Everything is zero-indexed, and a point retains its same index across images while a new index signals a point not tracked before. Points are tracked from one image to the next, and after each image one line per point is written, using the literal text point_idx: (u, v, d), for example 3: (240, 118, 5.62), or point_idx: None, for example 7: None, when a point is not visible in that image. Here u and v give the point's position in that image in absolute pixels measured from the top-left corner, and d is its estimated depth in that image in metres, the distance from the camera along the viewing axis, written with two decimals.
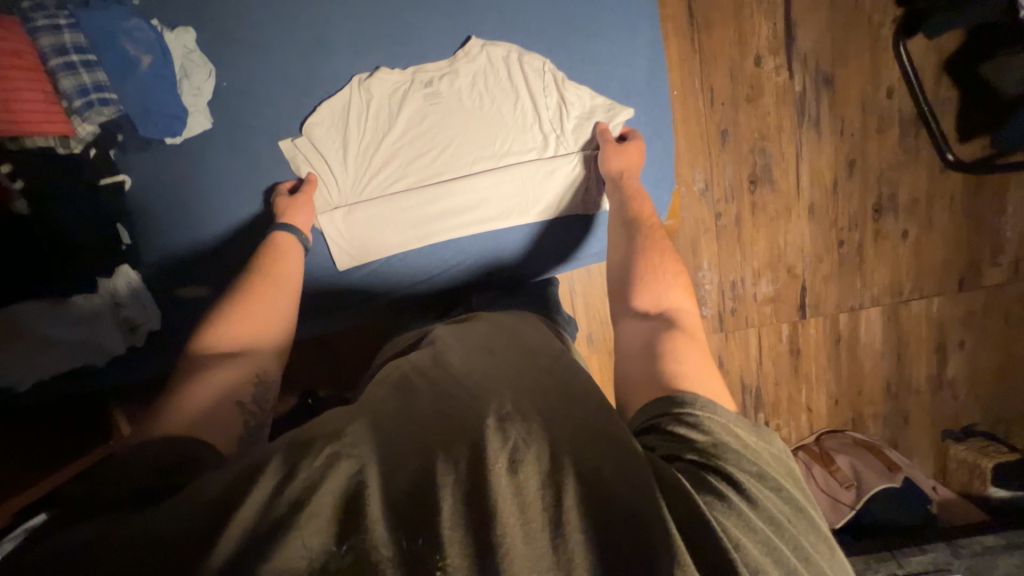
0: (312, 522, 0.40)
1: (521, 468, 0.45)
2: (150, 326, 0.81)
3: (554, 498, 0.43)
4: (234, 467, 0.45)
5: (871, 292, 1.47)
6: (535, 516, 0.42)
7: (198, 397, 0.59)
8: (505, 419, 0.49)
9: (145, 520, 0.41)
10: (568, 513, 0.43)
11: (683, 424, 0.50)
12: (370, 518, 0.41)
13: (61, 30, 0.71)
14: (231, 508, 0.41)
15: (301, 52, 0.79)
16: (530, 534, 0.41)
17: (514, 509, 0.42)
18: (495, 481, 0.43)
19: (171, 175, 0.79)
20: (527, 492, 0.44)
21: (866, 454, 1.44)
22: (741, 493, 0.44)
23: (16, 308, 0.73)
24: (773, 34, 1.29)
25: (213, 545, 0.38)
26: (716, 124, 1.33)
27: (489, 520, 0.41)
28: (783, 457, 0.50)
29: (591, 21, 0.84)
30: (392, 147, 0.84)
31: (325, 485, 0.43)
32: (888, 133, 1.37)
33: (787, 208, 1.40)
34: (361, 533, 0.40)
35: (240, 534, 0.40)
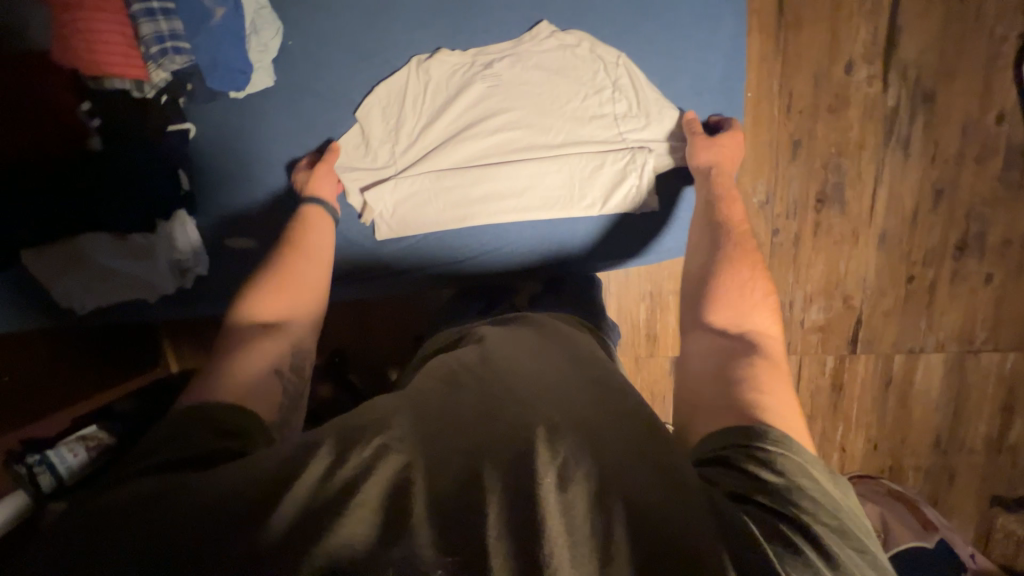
0: (359, 511, 0.41)
1: (569, 486, 0.43)
2: (199, 270, 0.85)
3: (603, 522, 0.41)
4: (288, 443, 0.48)
5: (936, 336, 1.34)
6: (581, 534, 0.41)
7: (238, 362, 0.60)
8: (551, 430, 0.48)
9: (209, 486, 0.43)
10: (615, 539, 0.40)
11: (757, 460, 0.46)
12: (415, 516, 0.42)
13: None
14: (288, 484, 0.43)
15: (367, 16, 0.78)
16: (576, 553, 0.40)
17: (562, 528, 0.40)
18: (544, 496, 0.42)
19: (231, 129, 0.83)
20: (574, 510, 0.42)
21: (901, 507, 1.33)
22: (817, 548, 0.40)
23: (83, 238, 0.77)
24: (871, 39, 1.17)
25: (269, 514, 0.41)
26: (789, 134, 1.23)
27: (536, 535, 0.40)
28: (859, 512, 0.46)
29: (669, 10, 0.78)
30: (450, 129, 0.83)
31: (374, 476, 0.44)
32: (988, 164, 1.22)
33: (855, 234, 1.28)
34: (406, 531, 0.40)
35: (295, 505, 0.42)
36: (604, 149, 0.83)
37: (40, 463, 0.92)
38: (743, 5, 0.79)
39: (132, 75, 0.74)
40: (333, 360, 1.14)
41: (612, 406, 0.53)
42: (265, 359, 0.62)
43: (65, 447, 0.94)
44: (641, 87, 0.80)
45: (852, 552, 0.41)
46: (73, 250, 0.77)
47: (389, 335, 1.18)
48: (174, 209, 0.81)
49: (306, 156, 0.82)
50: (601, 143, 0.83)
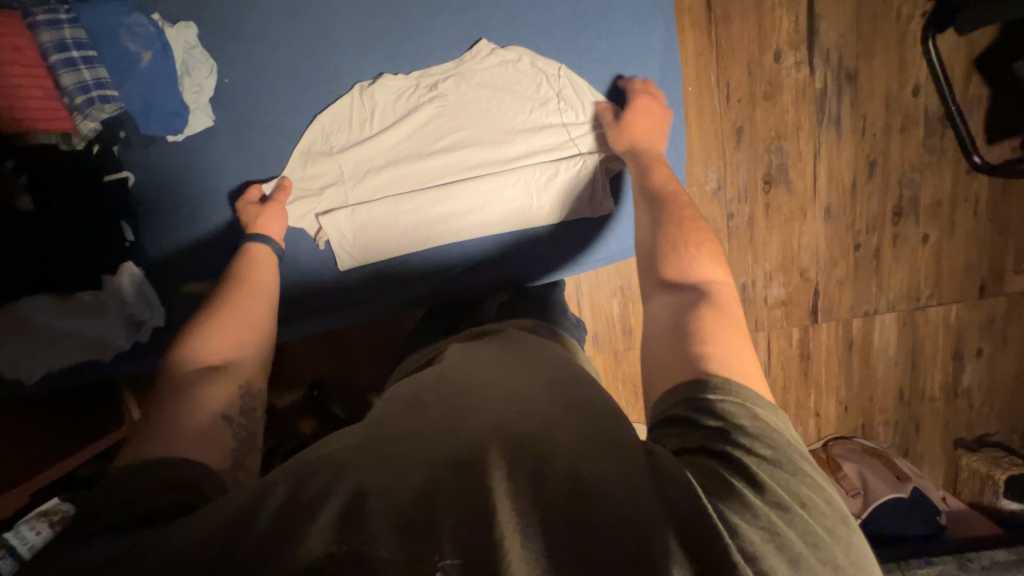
0: (317, 523, 0.40)
1: (520, 476, 0.44)
2: (155, 322, 0.81)
3: (557, 502, 0.42)
4: (246, 488, 0.46)
5: (887, 297, 1.43)
6: (530, 521, 0.41)
7: (187, 414, 0.57)
8: (507, 429, 0.49)
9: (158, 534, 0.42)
10: (566, 515, 0.41)
11: (698, 410, 0.49)
12: (369, 521, 0.40)
13: (61, 25, 0.69)
14: (248, 519, 0.42)
15: (304, 47, 0.77)
16: (529, 537, 0.40)
17: (512, 512, 0.41)
18: (494, 491, 0.43)
19: (174, 173, 0.79)
20: (525, 499, 0.43)
21: (876, 462, 1.41)
22: (750, 485, 0.43)
23: (23, 305, 0.71)
24: (794, 28, 1.24)
25: (226, 549, 0.40)
26: (731, 122, 1.29)
27: (491, 527, 0.40)
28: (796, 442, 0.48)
29: (603, 19, 0.81)
30: (396, 149, 0.82)
31: (330, 494, 0.43)
32: (912, 133, 1.32)
33: (802, 210, 1.36)
34: (362, 535, 0.39)
35: (251, 537, 0.40)
36: (553, 159, 0.84)
37: (1, 547, 0.86)
38: (671, 7, 0.82)
39: (58, 129, 0.71)
40: (312, 394, 1.12)
41: (578, 404, 0.54)
42: (215, 408, 0.59)
43: (25, 525, 0.89)
44: (584, 96, 0.83)
45: (781, 482, 0.44)
46: (14, 317, 0.71)
47: (366, 362, 1.16)
48: (121, 262, 0.78)
49: (251, 191, 0.80)
50: (549, 152, 0.84)
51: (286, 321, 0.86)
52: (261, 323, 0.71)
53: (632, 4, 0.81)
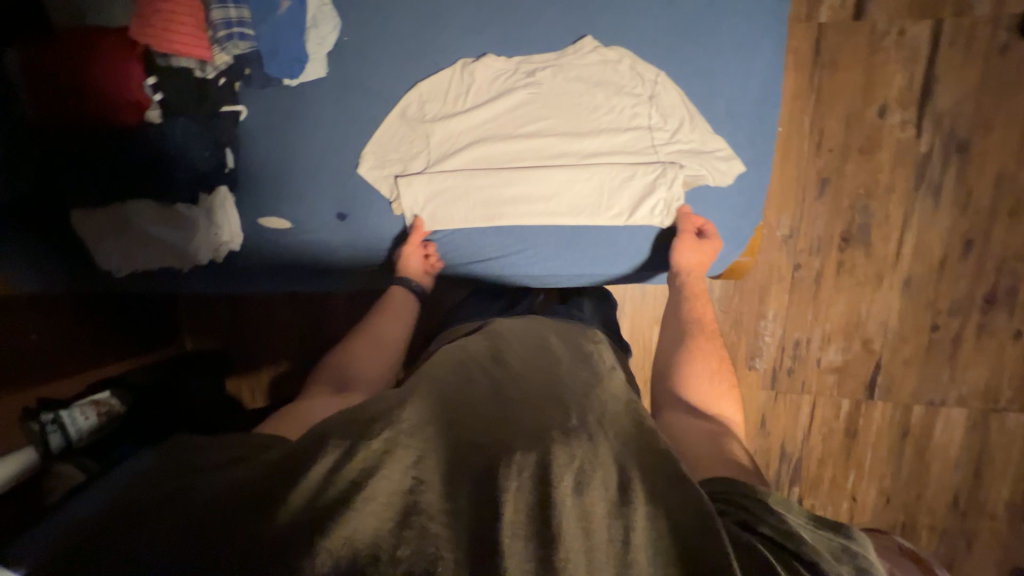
0: (369, 505, 0.45)
1: (585, 490, 0.48)
2: (232, 245, 0.87)
3: (622, 533, 0.46)
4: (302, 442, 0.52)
5: (959, 389, 1.29)
6: (601, 549, 0.45)
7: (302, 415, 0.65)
8: (568, 438, 0.53)
9: (243, 480, 0.48)
10: (635, 552, 0.45)
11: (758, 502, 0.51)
12: (426, 512, 0.46)
13: None
14: (296, 478, 0.46)
15: (420, 21, 0.82)
16: (593, 560, 0.44)
17: (578, 529, 0.45)
18: (560, 498, 0.46)
19: (276, 112, 0.85)
20: (592, 514, 0.47)
21: (912, 566, 1.26)
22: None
23: (133, 206, 0.82)
24: (907, 85, 1.18)
25: (282, 506, 0.44)
26: (817, 171, 1.24)
27: (552, 536, 0.44)
28: (844, 523, 0.51)
29: (710, 36, 0.80)
30: (482, 128, 0.85)
31: (382, 471, 0.47)
32: (1022, 219, 1.20)
33: (879, 277, 1.27)
34: (418, 519, 0.45)
35: (307, 494, 0.45)
36: (634, 165, 0.84)
37: (53, 422, 0.92)
38: (782, 36, 0.80)
39: (197, 56, 0.79)
40: None
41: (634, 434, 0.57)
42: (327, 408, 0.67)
43: (78, 409, 0.95)
44: (677, 106, 0.82)
45: None
46: (120, 216, 0.83)
47: None
48: (216, 185, 0.84)
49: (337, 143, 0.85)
50: (630, 155, 0.84)
51: (347, 269, 0.91)
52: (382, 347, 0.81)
53: (743, 25, 0.80)
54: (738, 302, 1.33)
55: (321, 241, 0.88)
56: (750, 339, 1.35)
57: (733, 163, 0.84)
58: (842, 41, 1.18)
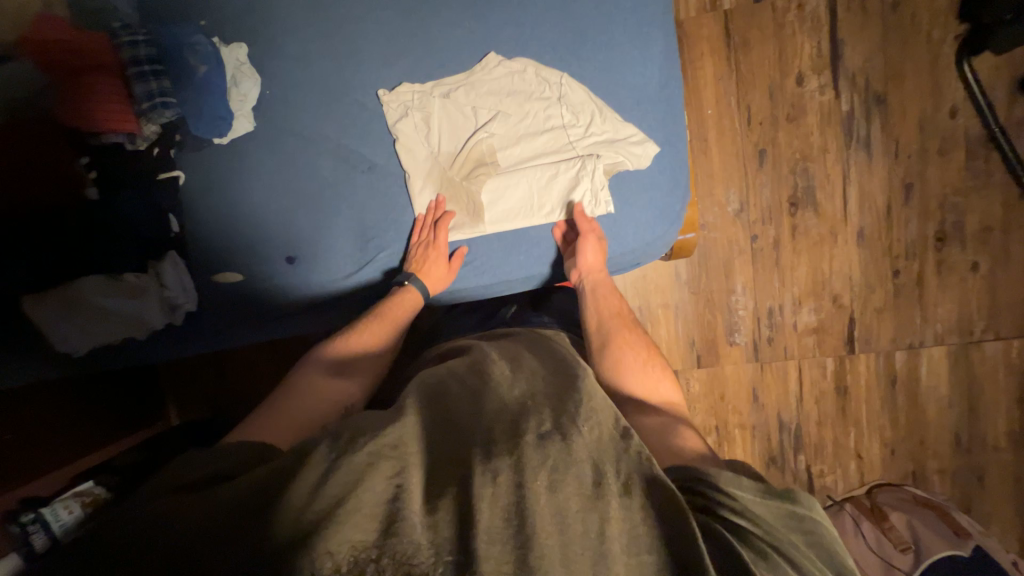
0: (353, 517, 0.47)
1: (559, 489, 0.51)
2: (189, 306, 0.87)
3: (597, 526, 0.50)
4: (292, 458, 0.54)
5: (934, 329, 1.31)
6: (573, 542, 0.49)
7: (296, 407, 0.71)
8: (542, 435, 0.55)
9: (240, 497, 0.50)
10: (609, 544, 0.50)
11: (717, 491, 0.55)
12: (407, 522, 0.48)
13: (138, 44, 0.79)
14: (286, 496, 0.49)
15: (335, 63, 0.86)
16: (567, 556, 0.48)
17: (552, 530, 0.49)
18: (536, 499, 0.50)
19: (207, 172, 0.86)
20: (566, 512, 0.50)
21: (929, 515, 1.25)
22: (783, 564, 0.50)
23: (80, 282, 0.81)
24: (817, 53, 1.25)
25: (270, 526, 0.47)
26: (753, 145, 1.29)
27: (533, 541, 0.48)
28: (791, 489, 0.55)
29: (607, 35, 0.85)
30: (409, 153, 0.88)
31: (366, 484, 0.49)
32: (951, 156, 1.25)
33: (833, 233, 1.31)
34: (399, 533, 0.47)
35: (293, 515, 0.48)
36: (558, 165, 0.87)
37: (34, 522, 0.90)
38: (670, 27, 0.86)
39: (126, 130, 0.81)
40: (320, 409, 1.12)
41: (608, 430, 0.58)
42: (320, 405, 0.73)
43: (61, 504, 0.92)
44: (586, 102, 0.86)
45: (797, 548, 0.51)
46: (67, 294, 0.81)
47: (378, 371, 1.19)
48: (165, 251, 0.86)
49: (272, 191, 0.87)
50: (551, 155, 0.88)
51: (303, 313, 0.91)
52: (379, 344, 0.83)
53: (634, 19, 0.85)
54: (706, 281, 1.35)
55: (274, 288, 0.89)
56: (725, 315, 1.37)
57: (651, 145, 0.87)
58: (750, 22, 1.25)
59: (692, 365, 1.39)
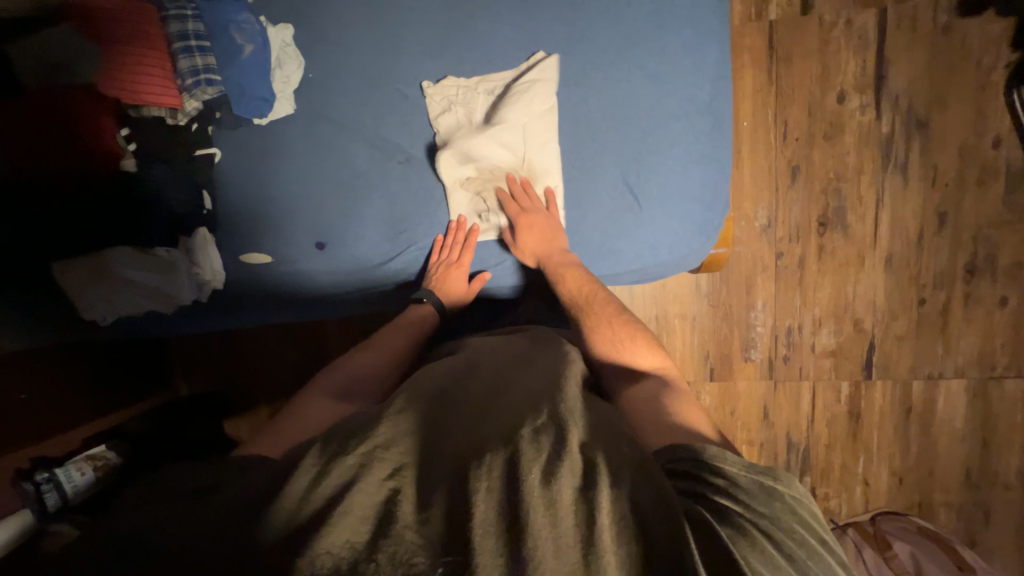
0: (344, 518, 0.48)
1: (554, 479, 0.50)
2: (215, 285, 0.88)
3: (590, 515, 0.48)
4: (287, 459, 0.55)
5: (955, 361, 1.29)
6: (569, 535, 0.47)
7: (297, 425, 0.68)
8: (533, 430, 0.55)
9: (234, 500, 0.51)
10: (603, 533, 0.47)
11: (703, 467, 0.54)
12: (401, 521, 0.48)
13: (186, 19, 0.80)
14: (277, 495, 0.50)
15: (376, 50, 0.85)
16: (563, 549, 0.46)
17: (547, 521, 0.47)
18: (529, 491, 0.49)
19: (247, 152, 0.87)
20: (560, 503, 0.49)
21: (933, 547, 1.25)
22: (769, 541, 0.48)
23: (111, 252, 0.82)
24: (861, 71, 1.22)
25: (262, 525, 0.48)
26: (787, 160, 1.27)
27: (523, 535, 0.46)
28: (772, 465, 0.54)
29: (653, 39, 0.82)
30: (450, 148, 0.87)
31: (359, 485, 0.51)
32: (990, 187, 1.23)
33: (860, 257, 1.29)
34: (391, 534, 0.47)
35: (283, 519, 0.49)
36: (594, 172, 0.87)
37: (47, 481, 0.95)
38: (727, 36, 0.83)
39: (169, 104, 0.81)
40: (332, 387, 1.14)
41: (601, 428, 0.59)
42: (317, 420, 0.69)
43: (74, 466, 0.99)
44: (630, 109, 0.84)
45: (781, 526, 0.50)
46: (100, 263, 0.82)
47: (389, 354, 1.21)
48: (196, 227, 0.86)
49: (309, 176, 0.87)
50: (588, 161, 0.87)
51: (327, 300, 0.91)
52: (388, 361, 0.83)
53: (688, 26, 0.82)
54: (727, 295, 1.34)
55: (301, 273, 0.89)
56: (742, 330, 1.36)
57: (694, 158, 0.85)
58: (795, 35, 1.22)
59: (705, 379, 1.39)
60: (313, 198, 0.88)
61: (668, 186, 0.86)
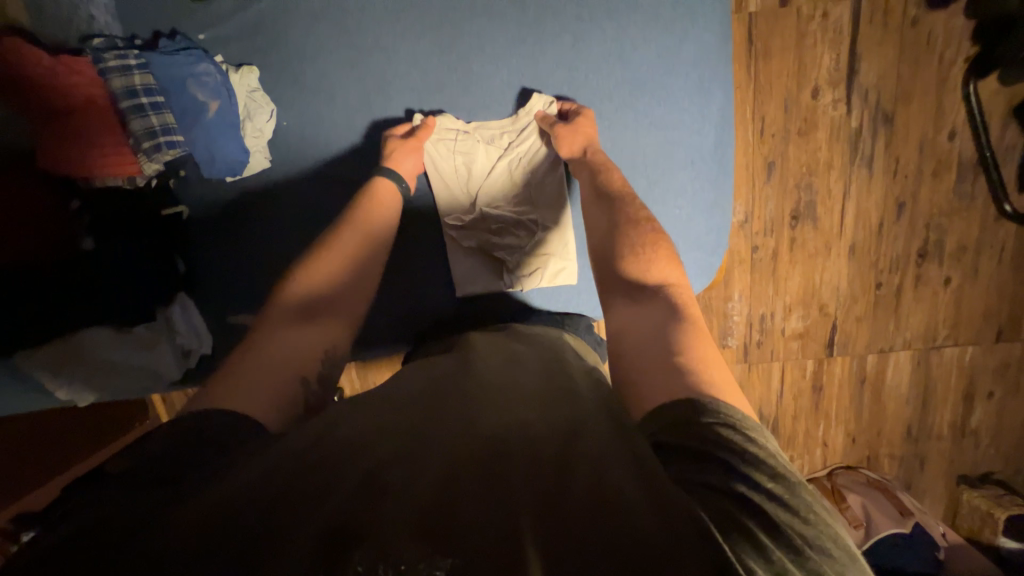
0: (314, 518, 0.45)
1: (542, 480, 0.48)
2: (202, 350, 0.94)
3: (578, 511, 0.45)
4: (257, 460, 0.53)
5: (904, 336, 1.44)
6: (555, 534, 0.43)
7: (274, 367, 0.70)
8: (525, 435, 0.55)
9: (194, 500, 0.48)
10: (589, 526, 0.44)
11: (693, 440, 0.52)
12: (372, 518, 0.45)
13: (131, 71, 0.80)
14: (245, 495, 0.48)
15: (383, 99, 0.92)
16: (549, 548, 0.42)
17: (534, 520, 0.44)
18: (516, 492, 0.47)
19: (251, 202, 0.93)
20: (549, 503, 0.46)
21: (878, 496, 1.45)
22: (758, 506, 0.46)
23: (84, 338, 0.82)
24: (835, 65, 1.23)
25: (219, 525, 0.45)
26: (763, 157, 1.29)
27: (508, 530, 0.43)
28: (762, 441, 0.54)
29: (659, 84, 0.90)
30: (445, 192, 0.95)
31: (334, 484, 0.49)
32: (943, 177, 1.31)
33: (827, 247, 1.36)
34: (361, 530, 0.44)
35: (245, 516, 0.46)
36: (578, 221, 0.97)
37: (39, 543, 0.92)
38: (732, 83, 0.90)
39: (126, 171, 0.83)
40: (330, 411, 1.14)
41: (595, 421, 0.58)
42: (295, 357, 0.72)
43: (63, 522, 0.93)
44: (632, 154, 0.92)
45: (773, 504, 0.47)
46: (77, 351, 0.82)
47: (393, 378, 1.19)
48: (174, 294, 0.91)
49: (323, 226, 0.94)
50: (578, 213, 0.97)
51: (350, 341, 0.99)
52: (344, 280, 0.83)
53: (693, 72, 0.89)
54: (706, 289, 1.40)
55: None
56: (720, 320, 1.43)
57: (693, 198, 0.93)
58: (774, 28, 1.20)
59: None
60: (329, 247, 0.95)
61: (670, 225, 0.94)
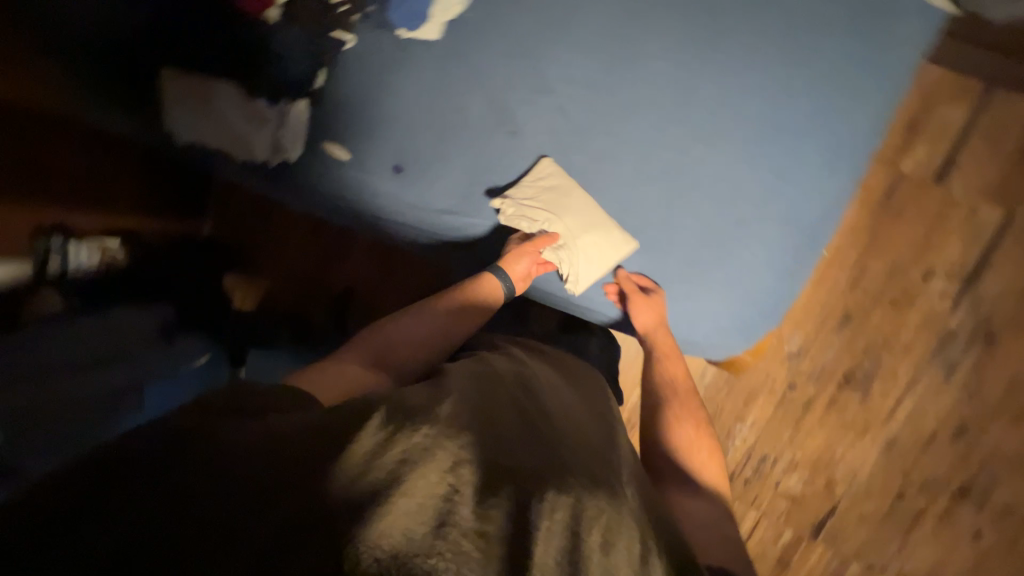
0: (407, 500, 0.45)
1: (612, 550, 0.48)
2: (290, 154, 0.97)
3: None
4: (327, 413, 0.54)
5: (902, 565, 1.27)
6: None
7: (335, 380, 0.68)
8: (595, 489, 0.54)
9: (264, 449, 0.47)
10: None
11: None
12: (460, 520, 0.46)
13: None
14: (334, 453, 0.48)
15: (546, 21, 0.92)
16: None
17: None
18: (590, 556, 0.47)
19: (383, 56, 0.94)
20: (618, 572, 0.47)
21: None
22: None
23: (220, 84, 0.94)
24: (958, 259, 1.19)
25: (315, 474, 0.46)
26: (844, 305, 1.24)
27: None
28: None
29: (795, 139, 0.89)
30: (553, 132, 0.93)
31: (419, 469, 0.48)
32: (1021, 426, 1.20)
33: (865, 426, 1.26)
34: (453, 529, 0.45)
35: (340, 473, 0.46)
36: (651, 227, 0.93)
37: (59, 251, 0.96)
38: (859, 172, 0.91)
39: None
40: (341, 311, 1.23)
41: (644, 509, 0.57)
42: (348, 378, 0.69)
43: (86, 248, 0.99)
44: (741, 188, 0.90)
45: None
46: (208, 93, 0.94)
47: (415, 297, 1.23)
48: (299, 96, 0.95)
49: (429, 107, 0.94)
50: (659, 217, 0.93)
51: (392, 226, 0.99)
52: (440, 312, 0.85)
53: (832, 144, 0.89)
54: (723, 397, 1.32)
55: (376, 192, 0.97)
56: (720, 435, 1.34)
57: (774, 256, 0.91)
58: (914, 196, 1.20)
59: None
60: (422, 133, 0.95)
61: (739, 270, 0.92)
